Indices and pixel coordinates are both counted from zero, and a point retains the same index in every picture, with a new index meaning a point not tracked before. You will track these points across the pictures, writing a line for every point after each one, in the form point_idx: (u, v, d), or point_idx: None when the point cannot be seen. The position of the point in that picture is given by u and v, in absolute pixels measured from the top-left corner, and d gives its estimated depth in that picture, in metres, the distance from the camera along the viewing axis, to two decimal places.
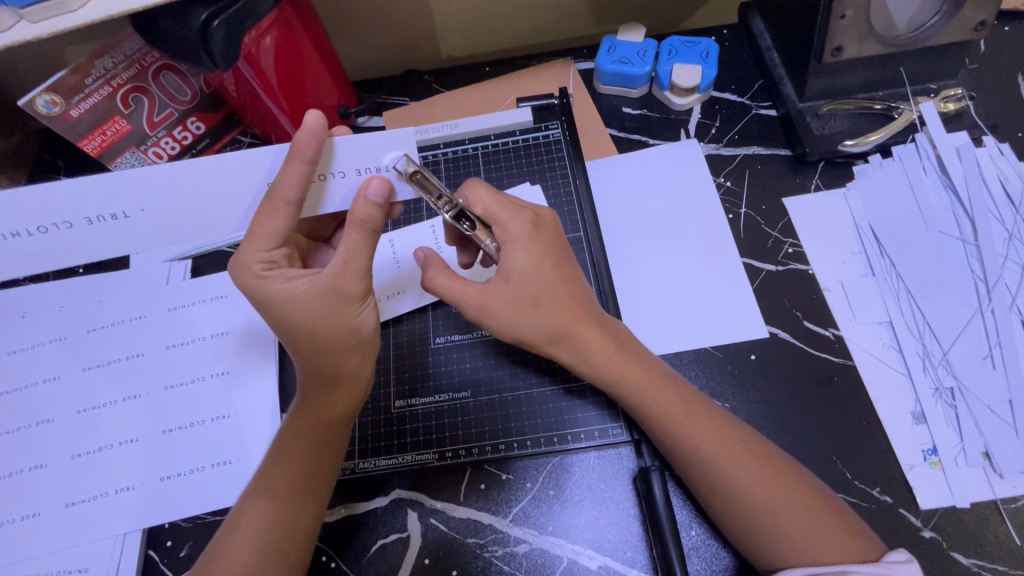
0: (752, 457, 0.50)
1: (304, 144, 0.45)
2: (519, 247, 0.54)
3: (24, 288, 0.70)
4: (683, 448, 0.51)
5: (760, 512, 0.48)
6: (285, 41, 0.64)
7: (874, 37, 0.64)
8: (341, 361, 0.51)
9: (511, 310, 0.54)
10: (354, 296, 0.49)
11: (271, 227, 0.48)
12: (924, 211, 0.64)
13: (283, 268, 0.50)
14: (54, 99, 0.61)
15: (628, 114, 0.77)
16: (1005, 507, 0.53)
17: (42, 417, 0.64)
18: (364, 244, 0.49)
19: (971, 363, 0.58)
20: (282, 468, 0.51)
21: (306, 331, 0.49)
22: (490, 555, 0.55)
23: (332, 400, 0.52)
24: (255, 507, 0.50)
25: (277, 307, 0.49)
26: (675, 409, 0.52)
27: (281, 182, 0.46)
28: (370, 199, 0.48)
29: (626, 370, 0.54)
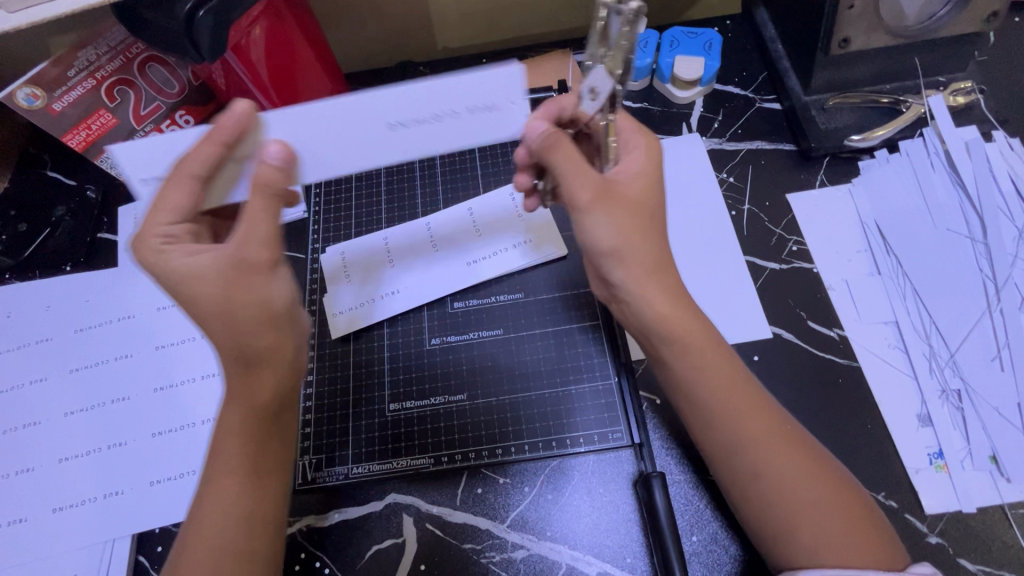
0: (785, 443, 0.47)
1: (223, 126, 0.45)
2: (637, 155, 0.50)
3: (10, 286, 0.69)
4: (723, 432, 0.48)
5: (794, 508, 0.45)
6: (274, 32, 0.62)
7: (883, 28, 0.62)
8: (253, 337, 0.45)
9: (611, 208, 0.48)
10: (260, 265, 0.45)
11: (174, 200, 0.45)
12: (932, 209, 0.63)
13: (183, 244, 0.46)
14: (35, 92, 0.60)
15: (628, 107, 0.75)
16: (1013, 511, 0.52)
17: (29, 420, 0.62)
18: (264, 212, 0.46)
19: (979, 364, 0.56)
20: (230, 452, 0.46)
21: (206, 306, 0.45)
22: (488, 561, 0.54)
23: (257, 383, 0.46)
24: (218, 500, 0.46)
25: (173, 284, 0.45)
26: (722, 384, 0.48)
27: (194, 152, 0.45)
28: (270, 164, 0.45)
29: (691, 333, 0.49)
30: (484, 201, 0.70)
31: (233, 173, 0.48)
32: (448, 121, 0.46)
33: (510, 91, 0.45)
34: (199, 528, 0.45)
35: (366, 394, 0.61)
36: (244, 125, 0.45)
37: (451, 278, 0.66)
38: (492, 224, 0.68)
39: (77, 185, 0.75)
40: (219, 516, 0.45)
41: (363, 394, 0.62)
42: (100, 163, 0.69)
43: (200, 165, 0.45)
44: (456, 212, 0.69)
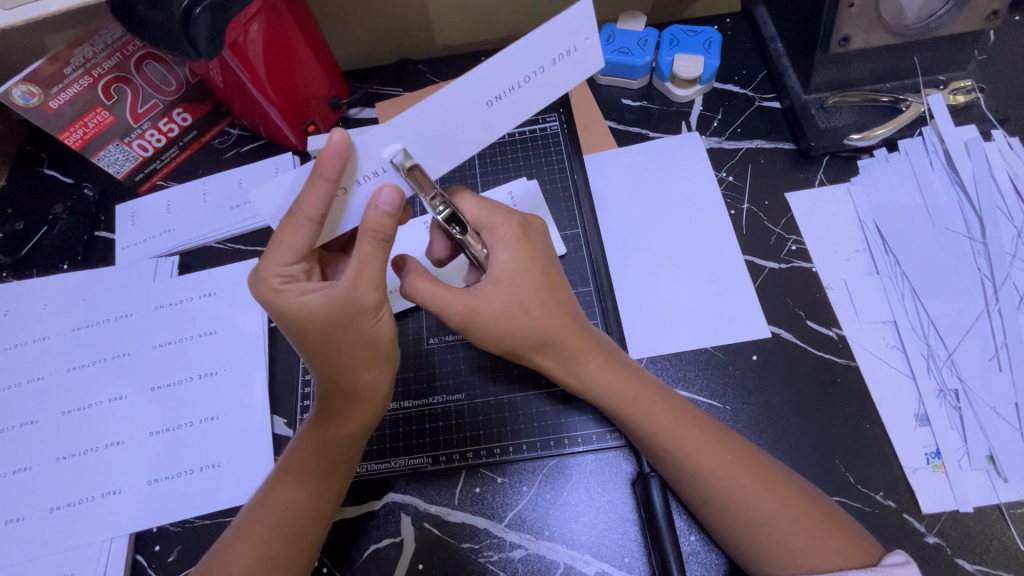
0: (741, 465, 0.49)
1: (328, 164, 0.41)
2: (507, 251, 0.53)
3: (7, 284, 0.69)
4: (670, 458, 0.50)
5: (752, 521, 0.47)
6: (272, 30, 0.61)
7: (883, 27, 0.62)
8: (358, 375, 0.49)
9: (489, 325, 0.52)
10: (367, 307, 0.47)
11: (291, 241, 0.45)
12: (931, 208, 0.62)
13: (300, 283, 0.47)
14: (31, 90, 0.60)
15: (627, 106, 0.75)
16: (1009, 511, 0.52)
17: (27, 418, 0.62)
18: (375, 254, 0.47)
19: (976, 364, 0.56)
20: (299, 467, 0.51)
21: (321, 342, 0.47)
22: (486, 560, 0.54)
23: (350, 416, 0.51)
24: (269, 510, 0.49)
25: (293, 322, 0.47)
26: (661, 419, 0.51)
27: (305, 195, 0.43)
28: (383, 208, 0.45)
29: (619, 384, 0.53)
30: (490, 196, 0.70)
31: (342, 205, 0.46)
32: (535, 80, 0.42)
33: (584, 26, 0.40)
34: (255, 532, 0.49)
35: None
36: (343, 163, 0.42)
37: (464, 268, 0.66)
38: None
39: (75, 182, 0.75)
40: (265, 525, 0.49)
41: None
42: (97, 161, 0.69)
43: (314, 210, 0.43)
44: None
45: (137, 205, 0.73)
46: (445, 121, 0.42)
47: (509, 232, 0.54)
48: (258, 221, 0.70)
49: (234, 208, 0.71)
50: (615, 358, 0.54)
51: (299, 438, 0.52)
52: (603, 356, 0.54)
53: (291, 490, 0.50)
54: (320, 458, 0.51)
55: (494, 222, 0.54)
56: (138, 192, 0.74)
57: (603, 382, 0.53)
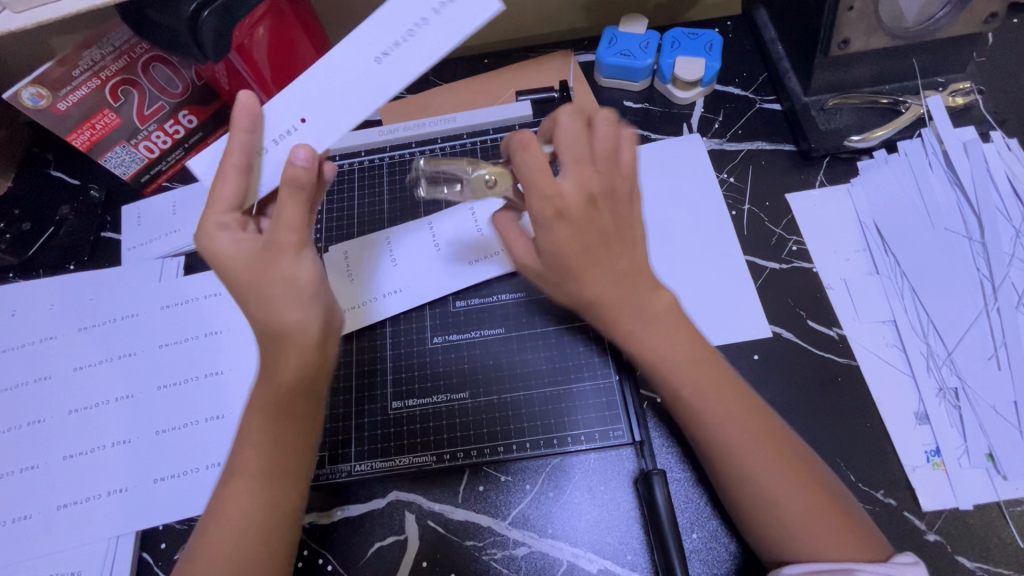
0: (771, 445, 0.47)
1: (239, 121, 0.46)
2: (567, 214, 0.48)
3: (14, 284, 0.69)
4: (700, 424, 0.49)
5: (766, 502, 0.46)
6: (277, 34, 0.62)
7: (883, 30, 0.63)
8: (281, 313, 0.46)
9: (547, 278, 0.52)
10: (287, 246, 0.46)
11: (221, 190, 0.46)
12: (930, 208, 0.63)
13: (234, 231, 0.47)
14: (40, 91, 0.60)
15: (629, 108, 0.76)
16: (1009, 509, 0.53)
17: (34, 417, 0.62)
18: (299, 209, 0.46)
19: (976, 363, 0.57)
20: (250, 481, 0.47)
21: (247, 285, 0.46)
22: (489, 558, 0.55)
23: (284, 361, 0.47)
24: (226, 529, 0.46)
25: (223, 267, 0.47)
26: (702, 384, 0.49)
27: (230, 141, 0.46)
28: (297, 164, 0.45)
29: (673, 343, 0.50)
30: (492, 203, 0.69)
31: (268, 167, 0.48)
32: (418, 34, 0.46)
33: None
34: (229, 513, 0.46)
35: (369, 392, 0.62)
36: (251, 121, 0.46)
37: (446, 280, 0.66)
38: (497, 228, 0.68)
39: (81, 184, 0.76)
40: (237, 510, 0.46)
41: (365, 392, 0.62)
42: (104, 162, 0.70)
43: (235, 157, 0.46)
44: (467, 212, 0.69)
45: (143, 206, 0.74)
46: (341, 78, 0.46)
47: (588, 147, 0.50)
48: None
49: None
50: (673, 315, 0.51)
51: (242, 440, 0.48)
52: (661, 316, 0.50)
53: (246, 506, 0.46)
54: (272, 463, 0.48)
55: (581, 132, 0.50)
56: (144, 193, 0.75)
57: (658, 339, 0.50)
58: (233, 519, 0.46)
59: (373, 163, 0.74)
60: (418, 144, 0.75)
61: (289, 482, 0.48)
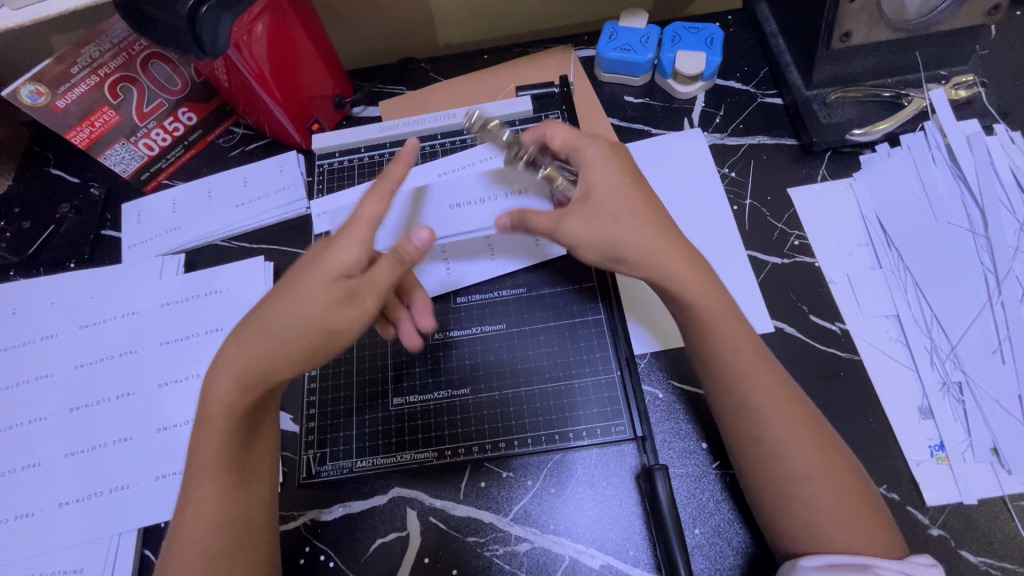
0: (801, 420, 0.48)
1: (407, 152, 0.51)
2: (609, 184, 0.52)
3: (14, 283, 0.69)
4: (735, 390, 0.49)
5: (789, 479, 0.47)
6: (276, 28, 0.62)
7: (884, 22, 0.62)
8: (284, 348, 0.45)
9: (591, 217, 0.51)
10: (344, 301, 0.45)
11: (370, 211, 0.48)
12: (932, 201, 0.63)
13: (322, 255, 0.47)
14: (39, 89, 0.60)
15: (629, 103, 0.76)
16: (1013, 503, 0.52)
17: (35, 415, 0.62)
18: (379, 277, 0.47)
19: (979, 357, 0.57)
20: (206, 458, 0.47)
21: (287, 312, 0.45)
22: (491, 554, 0.55)
23: (215, 386, 0.46)
24: (200, 506, 0.47)
25: (290, 279, 0.47)
26: (741, 350, 0.50)
27: (391, 170, 0.50)
28: (416, 247, 0.49)
29: (710, 303, 0.50)
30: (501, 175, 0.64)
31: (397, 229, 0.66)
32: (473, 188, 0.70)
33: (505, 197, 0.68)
34: (193, 525, 0.47)
35: (370, 388, 0.62)
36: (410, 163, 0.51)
37: (441, 276, 0.66)
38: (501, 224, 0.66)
39: (81, 182, 0.75)
40: (202, 527, 0.47)
41: (366, 389, 0.62)
42: (104, 161, 0.69)
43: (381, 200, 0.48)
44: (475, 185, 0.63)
45: (142, 204, 0.73)
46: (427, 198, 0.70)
47: (621, 159, 0.54)
48: (266, 217, 0.71)
49: (242, 203, 0.72)
50: (712, 276, 0.51)
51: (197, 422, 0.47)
52: (699, 274, 0.50)
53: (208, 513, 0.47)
54: (231, 467, 0.48)
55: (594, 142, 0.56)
56: (144, 191, 0.74)
57: (695, 298, 0.50)
58: (201, 523, 0.47)
59: (373, 158, 0.74)
60: (417, 140, 0.74)
61: (256, 452, 0.50)
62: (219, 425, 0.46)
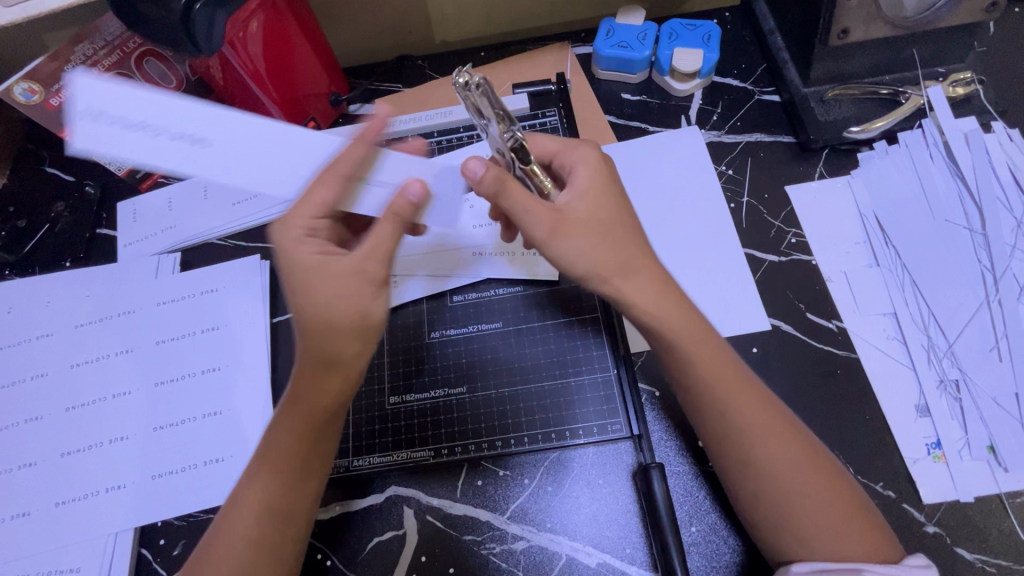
0: (789, 444, 0.47)
1: (375, 125, 0.47)
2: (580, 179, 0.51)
3: (9, 282, 0.69)
4: (718, 423, 0.49)
5: (784, 501, 0.46)
6: (271, 26, 0.61)
7: (882, 19, 0.62)
8: (341, 347, 0.45)
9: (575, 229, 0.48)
10: (374, 278, 0.46)
11: (321, 195, 0.46)
12: (930, 200, 0.62)
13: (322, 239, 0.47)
14: (33, 87, 0.61)
15: (627, 101, 0.75)
16: (1010, 500, 0.52)
17: (31, 415, 0.62)
18: (391, 238, 0.46)
19: (977, 354, 0.57)
20: (275, 456, 0.48)
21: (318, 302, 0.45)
22: (488, 552, 0.55)
23: (323, 389, 0.46)
24: (246, 505, 0.48)
25: (298, 275, 0.46)
26: (718, 383, 0.49)
27: (349, 150, 0.46)
28: (406, 200, 0.47)
29: (685, 331, 0.49)
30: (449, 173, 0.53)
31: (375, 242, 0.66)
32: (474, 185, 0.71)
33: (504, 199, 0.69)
34: (239, 523, 0.47)
35: (367, 386, 0.62)
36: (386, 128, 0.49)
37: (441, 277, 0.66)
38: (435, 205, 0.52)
39: (76, 180, 0.75)
40: (252, 523, 0.47)
41: (363, 388, 0.62)
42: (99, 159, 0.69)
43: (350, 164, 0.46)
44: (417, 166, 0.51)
45: (138, 202, 0.73)
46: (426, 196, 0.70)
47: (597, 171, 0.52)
48: (262, 217, 0.71)
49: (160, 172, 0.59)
50: (687, 306, 0.50)
51: (277, 414, 0.49)
52: (672, 308, 0.49)
53: (255, 511, 0.47)
54: (291, 471, 0.48)
55: (576, 158, 0.53)
56: (139, 189, 0.74)
57: (674, 327, 0.49)
58: (248, 521, 0.47)
59: None
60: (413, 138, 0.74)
61: (317, 459, 0.49)
62: (301, 421, 0.47)
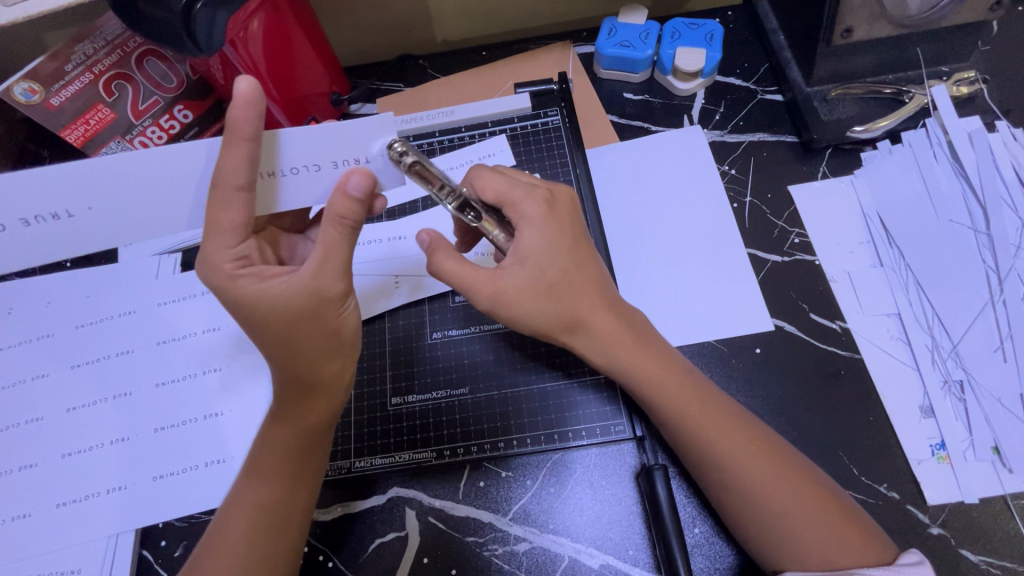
0: (765, 459, 0.48)
1: (241, 119, 0.41)
2: (533, 229, 0.51)
3: (10, 282, 0.69)
4: (692, 446, 0.49)
5: (770, 514, 0.46)
6: (272, 25, 0.61)
7: (885, 18, 0.62)
8: (320, 369, 0.48)
9: (517, 300, 0.51)
10: (334, 296, 0.47)
11: (230, 218, 0.44)
12: (934, 199, 0.62)
13: (256, 266, 0.47)
14: (33, 87, 0.60)
15: (629, 100, 0.75)
16: (1014, 502, 0.52)
17: (31, 416, 0.62)
18: (342, 241, 0.46)
19: (982, 355, 0.56)
20: (268, 465, 0.49)
21: (280, 329, 0.46)
22: (490, 554, 0.54)
23: (312, 408, 0.50)
24: (236, 517, 0.48)
25: (249, 308, 0.46)
26: (690, 406, 0.50)
27: (227, 164, 0.42)
28: (351, 197, 0.45)
29: (648, 367, 0.51)
30: (370, 127, 0.46)
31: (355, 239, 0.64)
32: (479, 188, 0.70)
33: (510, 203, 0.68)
34: (231, 534, 0.48)
35: (368, 387, 0.61)
36: (261, 116, 0.42)
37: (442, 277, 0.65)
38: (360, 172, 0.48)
39: None
40: (244, 533, 0.48)
41: (364, 389, 0.62)
42: None
43: (239, 175, 0.42)
44: (331, 136, 0.46)
45: None
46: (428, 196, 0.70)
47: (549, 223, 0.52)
48: None
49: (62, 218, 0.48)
50: (646, 335, 0.53)
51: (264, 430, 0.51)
52: (630, 341, 0.52)
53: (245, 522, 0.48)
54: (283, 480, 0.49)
55: (526, 213, 0.51)
56: None
57: (635, 362, 0.51)
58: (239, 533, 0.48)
59: None
60: (415, 138, 0.73)
61: (311, 465, 0.51)
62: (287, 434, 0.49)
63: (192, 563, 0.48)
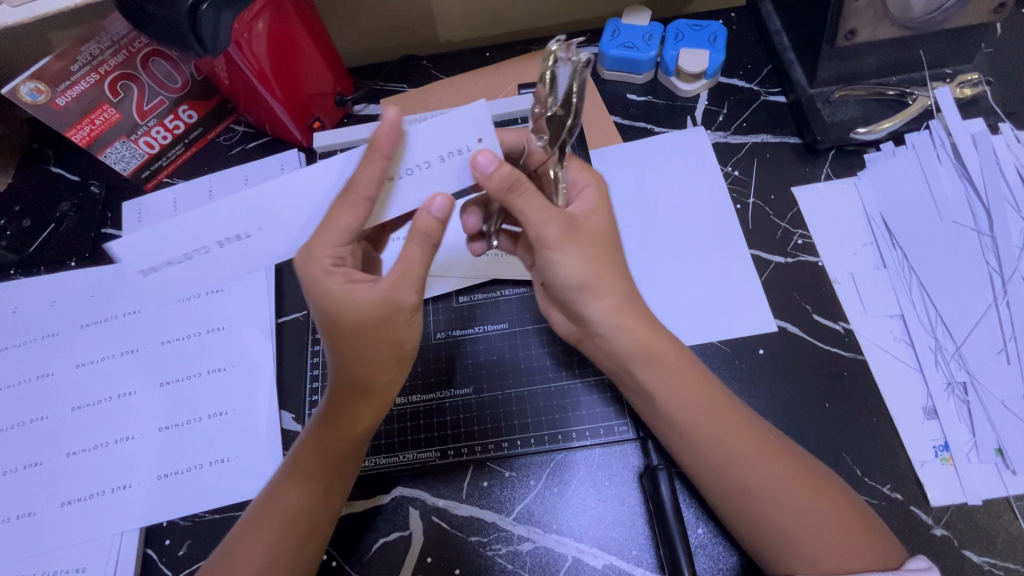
0: (771, 457, 0.49)
1: (384, 137, 0.41)
2: (594, 189, 0.54)
3: (15, 282, 0.69)
4: (694, 439, 0.50)
5: (779, 511, 0.47)
6: (277, 28, 0.61)
7: (889, 20, 0.62)
8: (369, 374, 0.49)
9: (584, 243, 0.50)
10: (408, 310, 0.47)
11: (344, 222, 0.43)
12: (937, 199, 0.62)
13: (347, 267, 0.47)
14: (39, 87, 0.60)
15: (632, 101, 0.75)
16: (1016, 503, 0.52)
17: (37, 415, 0.62)
18: (422, 257, 0.47)
19: (984, 357, 0.56)
20: (304, 467, 0.50)
21: (356, 337, 0.47)
22: (494, 553, 0.54)
23: (355, 414, 0.50)
24: (266, 518, 0.49)
25: (330, 310, 0.46)
26: (698, 402, 0.51)
27: (361, 175, 0.42)
28: (433, 215, 0.45)
29: (653, 360, 0.51)
30: (460, 113, 0.41)
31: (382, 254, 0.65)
32: None
33: None
34: (260, 534, 0.48)
35: None
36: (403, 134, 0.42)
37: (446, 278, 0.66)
38: (467, 163, 0.44)
39: (81, 180, 0.75)
40: (272, 531, 0.48)
41: None
42: (104, 159, 0.69)
43: (370, 188, 0.42)
44: (453, 143, 0.42)
45: (143, 202, 0.73)
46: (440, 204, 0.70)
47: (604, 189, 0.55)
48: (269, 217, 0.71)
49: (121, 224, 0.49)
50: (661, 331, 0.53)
51: (302, 435, 0.52)
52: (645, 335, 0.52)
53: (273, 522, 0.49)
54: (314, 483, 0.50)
55: (589, 179, 0.54)
56: (144, 189, 0.74)
57: (642, 353, 0.52)
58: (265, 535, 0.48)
59: None
60: None
61: (345, 470, 0.51)
62: (322, 437, 0.50)
63: (215, 562, 0.48)
